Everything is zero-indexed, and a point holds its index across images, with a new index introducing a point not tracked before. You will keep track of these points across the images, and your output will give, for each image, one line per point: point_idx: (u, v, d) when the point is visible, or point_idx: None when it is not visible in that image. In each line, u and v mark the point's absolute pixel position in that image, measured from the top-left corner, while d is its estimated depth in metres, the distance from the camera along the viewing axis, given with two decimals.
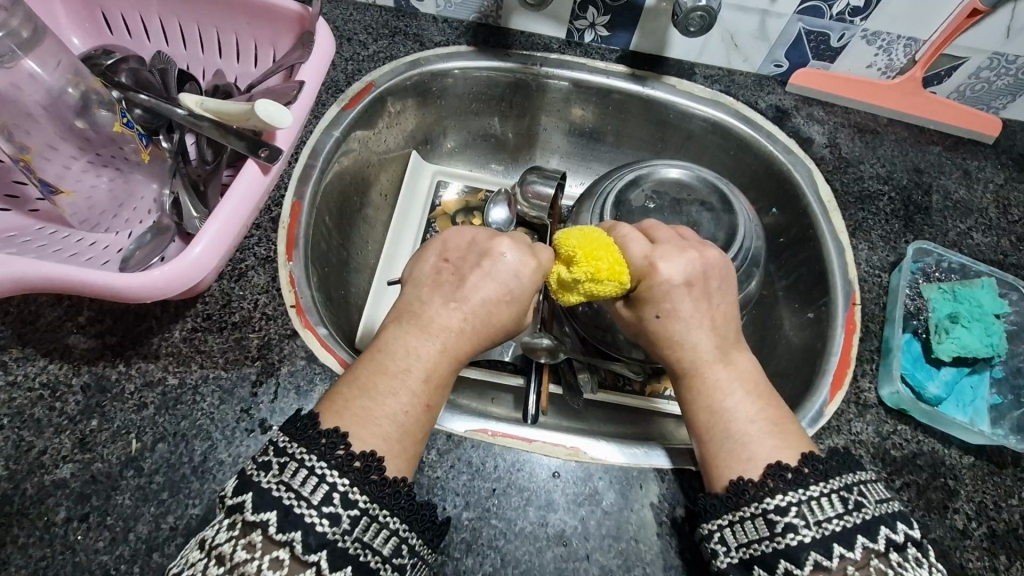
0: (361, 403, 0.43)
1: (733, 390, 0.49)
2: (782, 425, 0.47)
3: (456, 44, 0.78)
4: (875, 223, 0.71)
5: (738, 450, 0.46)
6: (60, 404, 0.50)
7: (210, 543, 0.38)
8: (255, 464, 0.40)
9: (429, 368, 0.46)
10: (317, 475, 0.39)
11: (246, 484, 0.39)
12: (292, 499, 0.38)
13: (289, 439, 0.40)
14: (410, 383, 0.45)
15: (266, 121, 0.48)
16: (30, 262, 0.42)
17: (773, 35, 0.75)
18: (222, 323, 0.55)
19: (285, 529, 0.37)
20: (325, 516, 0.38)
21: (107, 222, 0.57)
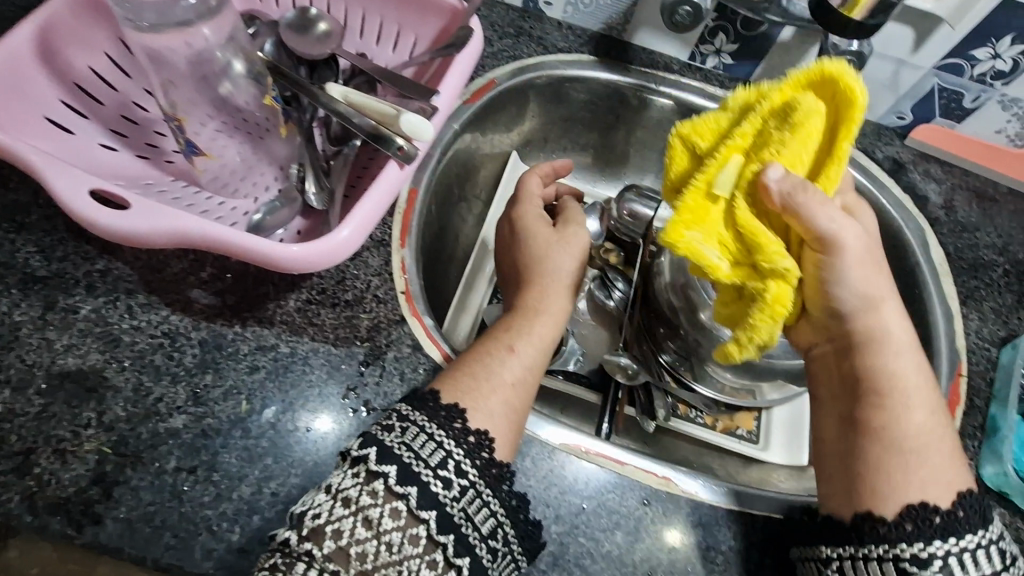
0: (470, 379, 0.48)
1: (914, 413, 0.48)
2: (953, 462, 0.47)
3: (579, 52, 0.78)
4: (988, 294, 0.68)
5: (885, 480, 0.46)
6: (178, 354, 0.51)
7: (337, 487, 0.42)
8: (380, 425, 0.44)
9: (532, 334, 0.53)
10: (436, 441, 0.43)
11: (371, 440, 0.43)
12: (412, 457, 0.42)
13: (412, 408, 0.45)
14: (519, 342, 0.52)
15: (408, 131, 0.46)
16: (195, 219, 0.43)
17: (904, 86, 0.74)
18: (335, 300, 0.55)
19: (403, 483, 0.41)
20: (439, 478, 0.42)
21: (236, 184, 0.58)
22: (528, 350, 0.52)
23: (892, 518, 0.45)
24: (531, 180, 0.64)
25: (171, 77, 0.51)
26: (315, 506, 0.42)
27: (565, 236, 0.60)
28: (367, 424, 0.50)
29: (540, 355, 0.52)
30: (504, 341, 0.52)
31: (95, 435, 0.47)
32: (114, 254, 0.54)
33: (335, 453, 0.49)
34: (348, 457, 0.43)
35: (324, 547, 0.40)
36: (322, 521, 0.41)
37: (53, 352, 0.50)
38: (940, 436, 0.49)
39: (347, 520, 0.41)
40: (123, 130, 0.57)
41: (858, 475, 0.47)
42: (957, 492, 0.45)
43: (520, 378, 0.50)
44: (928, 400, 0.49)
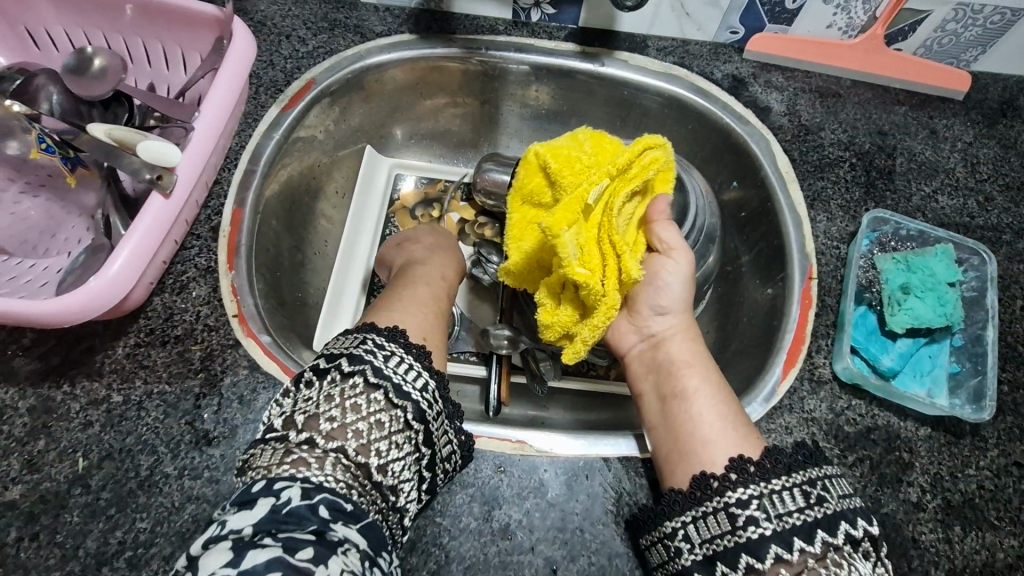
0: (398, 303, 0.54)
1: (703, 384, 0.52)
2: (737, 421, 0.50)
3: (399, 33, 0.76)
4: (835, 192, 0.68)
5: (688, 437, 0.49)
6: (7, 426, 0.51)
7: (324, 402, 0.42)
8: (359, 349, 0.45)
9: (435, 279, 0.61)
10: (415, 368, 0.45)
11: (361, 358, 0.44)
12: (399, 377, 0.44)
13: (389, 340, 0.46)
14: (432, 285, 0.60)
15: (153, 159, 0.47)
16: None
17: (723, 1, 0.72)
18: (165, 338, 0.55)
19: (399, 398, 0.43)
20: (421, 395, 0.44)
21: (46, 242, 0.58)
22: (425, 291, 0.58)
23: (684, 489, 0.47)
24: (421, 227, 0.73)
25: None
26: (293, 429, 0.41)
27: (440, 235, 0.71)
28: (208, 454, 0.50)
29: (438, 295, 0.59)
30: (414, 286, 0.59)
31: None
32: None
33: (179, 490, 0.49)
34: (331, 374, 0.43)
35: (328, 443, 0.40)
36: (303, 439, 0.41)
37: None
38: (723, 395, 0.52)
39: (341, 419, 0.41)
40: None
41: (678, 432, 0.50)
42: (755, 445, 0.47)
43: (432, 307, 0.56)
44: (713, 373, 0.53)
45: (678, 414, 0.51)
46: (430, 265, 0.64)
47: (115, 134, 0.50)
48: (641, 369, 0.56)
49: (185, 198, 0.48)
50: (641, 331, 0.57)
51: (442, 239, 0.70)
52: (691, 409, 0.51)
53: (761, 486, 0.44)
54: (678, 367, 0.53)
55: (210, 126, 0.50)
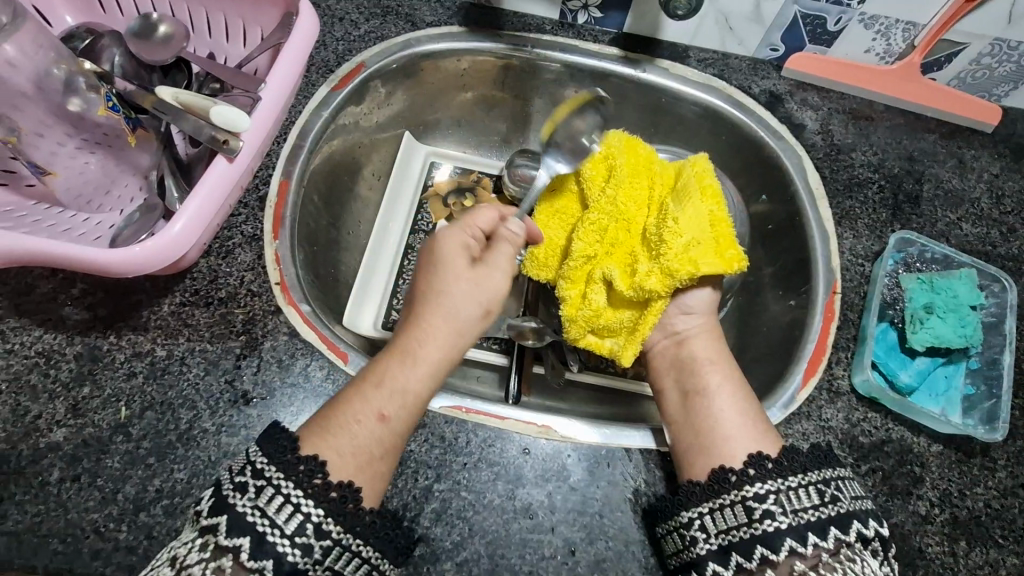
0: (338, 419, 0.47)
1: (722, 382, 0.56)
2: (757, 422, 0.53)
3: (448, 24, 0.78)
4: (863, 212, 0.70)
5: (711, 431, 0.52)
6: (54, 370, 0.52)
7: (181, 561, 0.41)
8: (233, 485, 0.43)
9: (399, 387, 0.49)
10: (292, 503, 0.42)
11: (222, 507, 0.42)
12: (265, 526, 0.41)
13: (268, 461, 0.43)
14: (381, 402, 0.48)
15: (226, 126, 0.49)
16: (20, 237, 0.44)
17: (768, 18, 0.74)
18: (209, 298, 0.57)
19: (256, 557, 0.40)
20: (297, 547, 0.41)
21: (100, 199, 0.59)
22: (381, 395, 0.48)
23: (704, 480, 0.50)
24: (451, 237, 0.55)
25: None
26: None
27: (477, 276, 0.54)
28: (246, 413, 0.52)
29: (434, 372, 0.51)
30: (372, 375, 0.50)
31: None
32: None
33: (216, 445, 0.51)
34: (198, 524, 0.42)
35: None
36: None
37: None
38: (742, 395, 0.55)
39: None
40: None
41: (701, 423, 0.53)
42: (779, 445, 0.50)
43: (399, 402, 0.49)
44: (732, 373, 0.57)
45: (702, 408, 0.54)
46: (404, 356, 0.50)
47: (181, 97, 0.51)
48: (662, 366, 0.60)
49: (246, 164, 0.50)
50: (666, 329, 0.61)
51: (463, 293, 0.53)
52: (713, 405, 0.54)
53: (779, 481, 0.46)
54: (701, 365, 0.57)
55: (277, 93, 0.51)
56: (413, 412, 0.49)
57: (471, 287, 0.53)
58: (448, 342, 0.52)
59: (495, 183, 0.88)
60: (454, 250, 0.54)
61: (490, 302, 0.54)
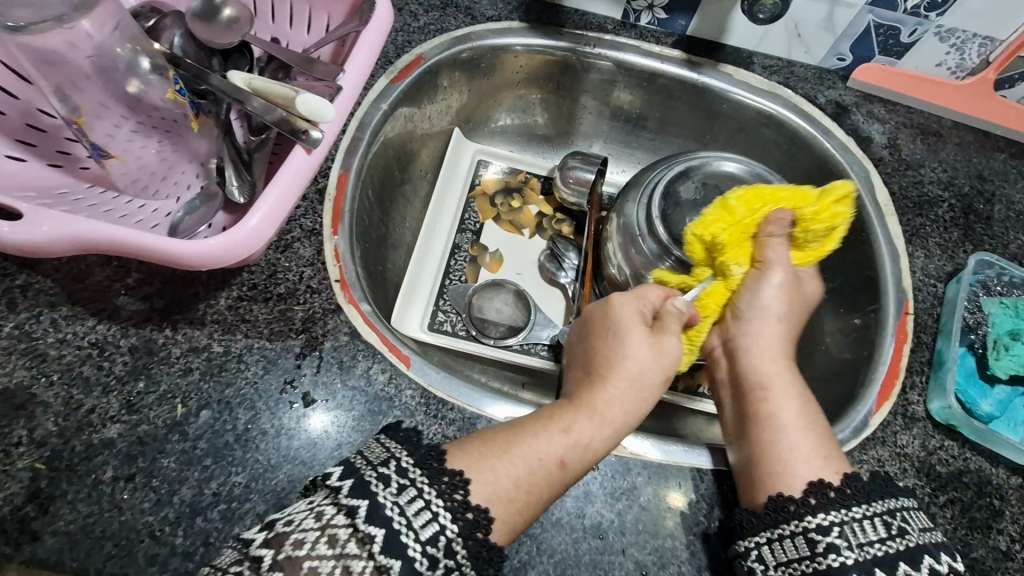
0: (494, 456, 0.46)
1: (789, 402, 0.53)
2: (826, 448, 0.50)
3: (510, 19, 0.76)
4: (933, 231, 0.68)
5: (772, 457, 0.49)
6: (108, 363, 0.50)
7: (301, 530, 0.38)
8: (375, 474, 0.39)
9: (584, 440, 0.49)
10: (395, 459, 0.41)
11: (359, 487, 0.38)
12: (402, 525, 0.38)
13: (386, 436, 0.43)
14: (563, 446, 0.48)
15: (307, 116, 0.47)
16: (94, 223, 0.42)
17: (840, 27, 0.71)
18: (268, 294, 0.54)
19: (387, 554, 0.37)
20: (425, 555, 0.38)
21: (156, 184, 0.57)
22: (556, 445, 0.47)
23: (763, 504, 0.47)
24: (629, 306, 0.55)
25: (63, 78, 0.49)
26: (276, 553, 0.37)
27: (658, 346, 0.54)
28: (306, 416, 0.50)
29: (607, 440, 0.50)
30: (549, 418, 0.50)
31: (27, 452, 0.47)
32: (33, 268, 0.53)
33: (276, 448, 0.49)
34: (324, 494, 0.39)
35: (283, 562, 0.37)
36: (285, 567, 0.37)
37: None
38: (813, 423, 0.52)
39: (309, 535, 0.37)
40: (29, 138, 0.55)
41: (765, 448, 0.50)
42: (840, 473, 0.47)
43: (582, 455, 0.48)
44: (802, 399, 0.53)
45: (762, 437, 0.51)
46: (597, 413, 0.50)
47: (257, 85, 0.50)
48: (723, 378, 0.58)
49: (323, 156, 0.49)
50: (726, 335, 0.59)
51: (646, 358, 0.53)
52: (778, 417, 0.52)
53: (842, 513, 0.44)
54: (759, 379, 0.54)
55: (353, 90, 0.51)
56: (587, 464, 0.49)
57: (658, 360, 0.54)
58: (626, 404, 0.52)
59: (544, 184, 0.85)
60: (638, 324, 0.54)
61: (670, 371, 0.54)
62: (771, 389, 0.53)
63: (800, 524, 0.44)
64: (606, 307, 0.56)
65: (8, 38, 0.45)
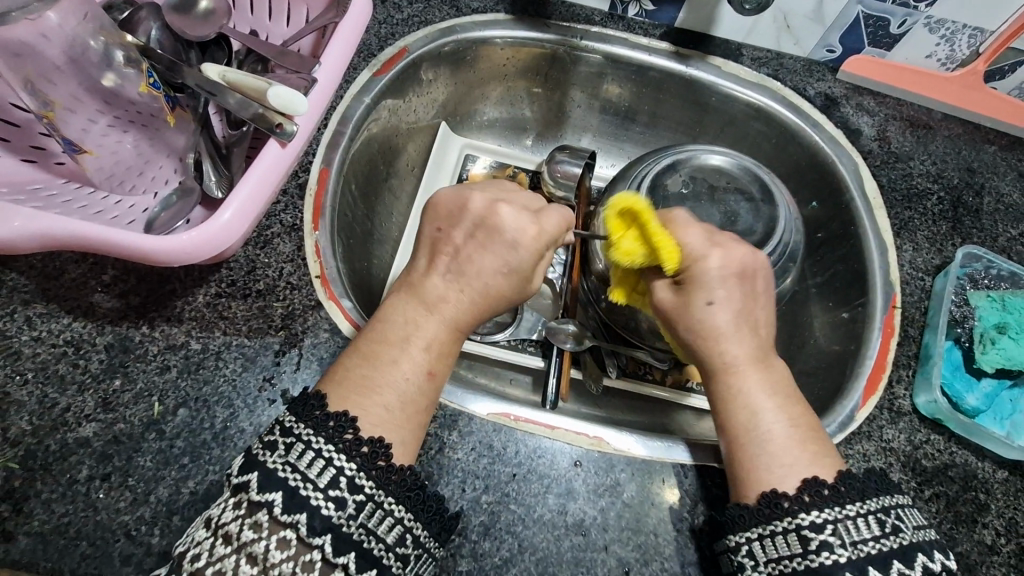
0: (371, 394, 0.43)
1: (761, 383, 0.48)
2: (806, 436, 0.47)
3: (495, 11, 0.75)
4: (922, 224, 0.67)
5: (752, 454, 0.46)
6: (83, 361, 0.49)
7: (218, 521, 0.39)
8: (261, 444, 0.40)
9: (440, 342, 0.47)
10: (324, 458, 0.39)
11: (251, 464, 0.40)
12: (298, 480, 0.38)
13: (297, 420, 0.41)
14: (424, 359, 0.45)
15: (281, 109, 0.46)
16: (62, 219, 0.41)
17: (829, 17, 0.70)
18: (247, 290, 0.54)
19: (290, 511, 0.38)
20: (330, 500, 0.38)
21: (133, 180, 0.56)
22: (416, 351, 0.45)
23: (751, 504, 0.45)
24: (515, 215, 0.49)
25: (34, 71, 0.48)
26: (196, 545, 0.39)
27: (510, 244, 0.48)
28: (285, 414, 0.49)
29: (449, 334, 0.47)
30: (408, 333, 0.46)
31: (1, 452, 0.46)
32: (8, 265, 0.52)
33: (254, 446, 0.48)
34: (230, 486, 0.40)
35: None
36: (202, 562, 0.38)
37: None
38: (786, 404, 0.48)
39: (230, 558, 0.38)
40: (2, 133, 0.54)
41: (746, 443, 0.47)
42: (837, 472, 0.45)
43: (435, 357, 0.46)
44: (773, 375, 0.49)
45: (737, 421, 0.48)
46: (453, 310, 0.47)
47: (230, 78, 0.49)
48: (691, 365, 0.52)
49: (298, 150, 0.48)
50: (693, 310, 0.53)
51: (518, 259, 0.48)
52: (758, 421, 0.47)
53: (842, 509, 0.43)
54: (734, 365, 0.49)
55: (329, 82, 0.51)
56: (447, 364, 0.47)
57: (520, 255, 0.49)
58: (484, 298, 0.48)
59: (533, 178, 0.84)
60: (521, 231, 0.48)
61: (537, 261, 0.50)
62: (746, 386, 0.48)
63: (795, 520, 0.43)
64: (452, 198, 0.51)
65: None
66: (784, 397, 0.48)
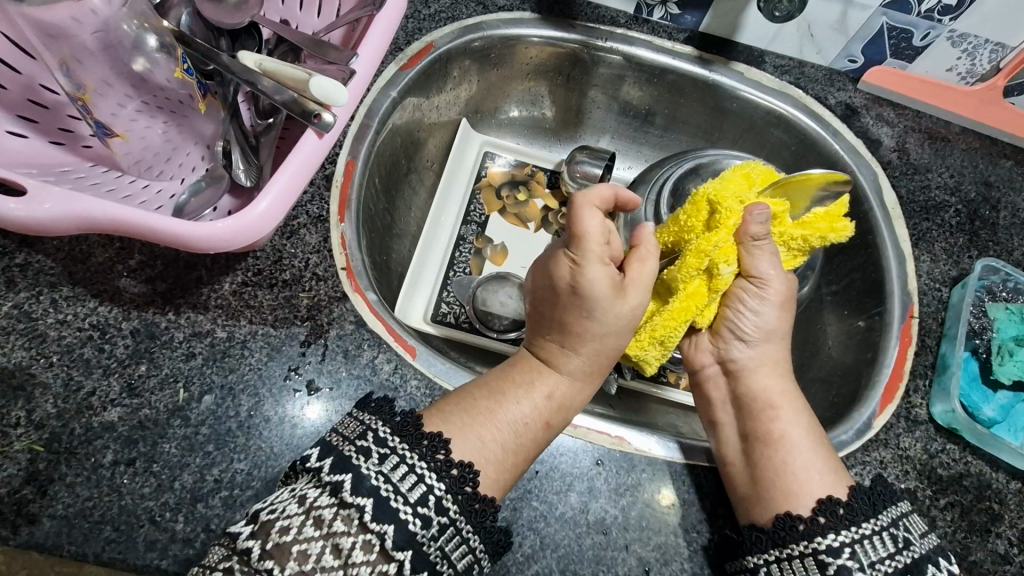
0: (480, 417, 0.47)
1: (791, 426, 0.51)
2: (829, 464, 0.49)
3: (521, 10, 0.75)
4: (939, 235, 0.68)
5: (781, 479, 0.48)
6: (109, 346, 0.49)
7: (310, 502, 0.40)
8: (354, 447, 0.41)
9: (563, 401, 0.51)
10: (417, 474, 0.41)
11: (347, 466, 0.40)
12: (390, 491, 0.39)
13: (394, 433, 0.42)
14: (546, 408, 0.49)
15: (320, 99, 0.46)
16: (98, 201, 0.41)
17: (852, 28, 0.70)
18: (273, 280, 0.54)
19: (380, 520, 0.39)
20: (418, 516, 0.39)
21: (160, 166, 0.56)
22: (540, 401, 0.50)
23: (769, 526, 0.47)
24: (595, 266, 0.48)
25: (68, 53, 0.48)
26: (284, 518, 0.39)
27: (624, 302, 0.50)
28: (310, 404, 0.49)
29: (576, 388, 0.51)
30: (532, 381, 0.51)
31: (25, 434, 0.46)
32: (33, 247, 0.52)
33: (279, 435, 0.48)
34: (319, 476, 0.41)
35: (286, 570, 0.38)
36: (289, 537, 0.38)
37: None
38: (821, 451, 0.50)
39: (315, 543, 0.38)
40: (30, 115, 0.53)
41: (779, 471, 0.49)
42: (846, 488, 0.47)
43: (559, 409, 0.50)
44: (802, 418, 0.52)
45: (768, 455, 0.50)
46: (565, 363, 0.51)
47: (266, 65, 0.49)
48: (722, 397, 0.56)
49: (334, 140, 0.48)
50: (720, 353, 0.56)
51: (614, 318, 0.50)
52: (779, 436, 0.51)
53: (849, 531, 0.44)
54: (764, 402, 0.53)
55: (366, 74, 0.51)
56: (567, 418, 0.51)
57: (622, 306, 0.49)
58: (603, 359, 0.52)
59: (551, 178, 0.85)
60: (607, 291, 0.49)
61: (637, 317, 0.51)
62: (779, 407, 0.52)
63: (815, 544, 0.44)
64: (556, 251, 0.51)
65: (13, 10, 0.44)
66: (813, 434, 0.51)
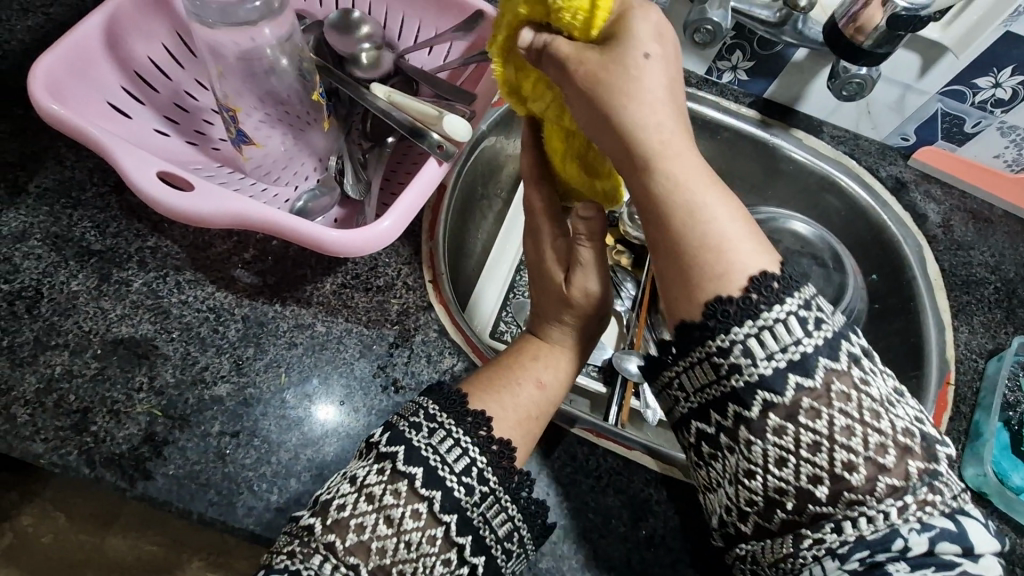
0: (502, 389, 0.51)
1: None
2: None
3: None
4: (978, 309, 0.72)
5: None
6: (222, 328, 0.55)
7: (361, 481, 0.44)
8: (407, 423, 0.46)
9: (560, 365, 0.55)
10: (461, 447, 0.46)
11: (399, 438, 0.45)
12: (438, 461, 0.44)
13: (440, 410, 0.48)
14: (544, 375, 0.54)
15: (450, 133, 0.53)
16: (252, 202, 0.47)
17: (908, 110, 0.76)
18: (368, 284, 0.59)
19: (429, 486, 0.44)
20: (462, 484, 0.44)
21: (278, 172, 0.62)
22: (547, 373, 0.54)
23: None
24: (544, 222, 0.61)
25: (224, 69, 0.54)
26: (340, 496, 0.44)
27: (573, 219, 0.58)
28: (396, 401, 0.54)
29: (570, 356, 0.56)
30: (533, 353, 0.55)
31: (146, 399, 0.51)
32: (164, 233, 0.58)
33: (367, 425, 0.53)
34: (375, 451, 0.46)
35: (346, 540, 0.42)
36: (347, 512, 0.43)
37: (108, 320, 0.54)
38: None
39: (370, 515, 0.43)
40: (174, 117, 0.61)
41: None
42: None
43: (557, 375, 0.55)
44: None
45: None
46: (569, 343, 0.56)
47: (398, 100, 0.57)
48: None
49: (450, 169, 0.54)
50: None
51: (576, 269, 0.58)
52: None
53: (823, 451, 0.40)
54: None
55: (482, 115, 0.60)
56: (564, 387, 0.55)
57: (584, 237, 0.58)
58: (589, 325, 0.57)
59: None
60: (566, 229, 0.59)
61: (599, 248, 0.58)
62: None
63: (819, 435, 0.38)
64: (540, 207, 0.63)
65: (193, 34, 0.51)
66: None
